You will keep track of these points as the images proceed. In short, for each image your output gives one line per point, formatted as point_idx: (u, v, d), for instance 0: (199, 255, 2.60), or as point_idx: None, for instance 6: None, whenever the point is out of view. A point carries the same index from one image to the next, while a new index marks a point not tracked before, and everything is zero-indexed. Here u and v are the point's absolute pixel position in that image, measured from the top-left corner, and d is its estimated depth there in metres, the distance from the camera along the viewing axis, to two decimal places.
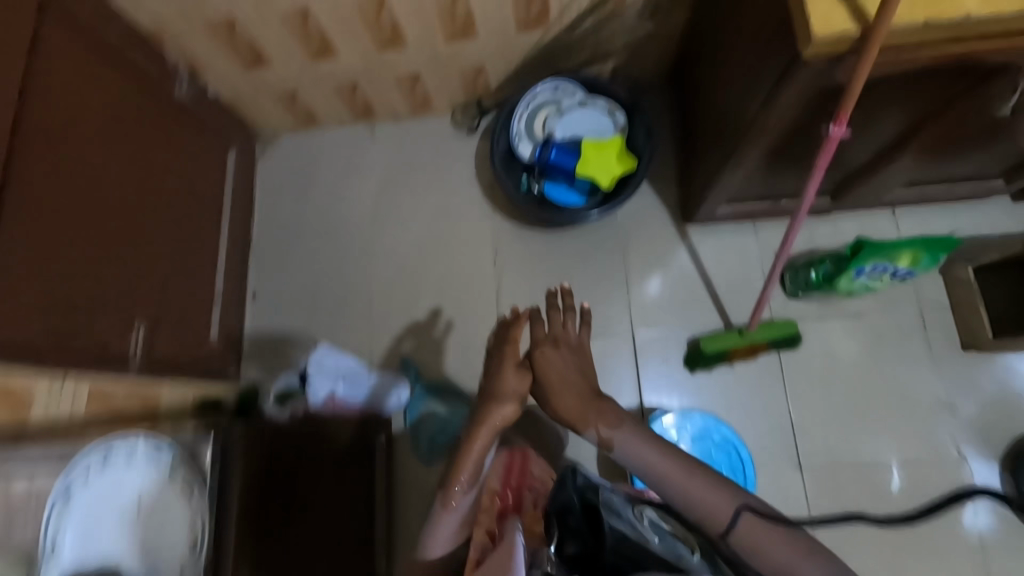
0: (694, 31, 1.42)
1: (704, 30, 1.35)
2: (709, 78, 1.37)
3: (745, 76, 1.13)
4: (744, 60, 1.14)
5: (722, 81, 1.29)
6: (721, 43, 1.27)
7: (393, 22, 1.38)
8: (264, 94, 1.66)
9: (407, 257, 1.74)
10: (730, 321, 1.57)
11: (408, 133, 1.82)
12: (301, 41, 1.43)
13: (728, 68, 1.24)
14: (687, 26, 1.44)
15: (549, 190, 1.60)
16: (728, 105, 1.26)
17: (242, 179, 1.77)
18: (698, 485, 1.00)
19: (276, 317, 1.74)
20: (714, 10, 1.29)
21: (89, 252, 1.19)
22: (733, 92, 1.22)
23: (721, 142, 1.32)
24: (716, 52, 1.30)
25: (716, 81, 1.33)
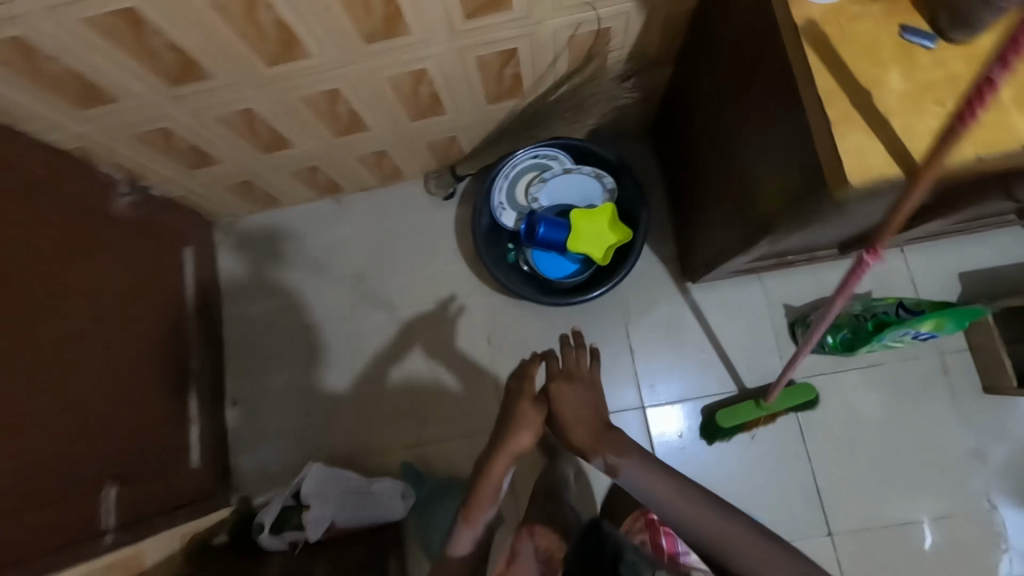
0: (680, 85, 1.28)
1: (690, 89, 1.23)
2: (701, 143, 1.25)
3: (747, 162, 1.01)
4: (743, 143, 1.01)
5: (716, 153, 1.17)
6: (713, 112, 1.14)
7: (351, 111, 1.24)
8: (216, 188, 1.51)
9: (395, 341, 1.63)
10: (744, 384, 1.47)
11: (380, 205, 1.69)
12: (250, 138, 1.28)
13: (722, 144, 1.13)
14: (673, 81, 1.32)
15: (540, 267, 1.49)
16: (727, 181, 1.14)
17: (204, 276, 1.63)
18: (696, 504, 0.95)
19: (260, 421, 1.62)
20: (701, 68, 1.16)
21: (38, 426, 1.06)
22: (733, 171, 1.10)
23: (722, 218, 1.21)
24: (706, 119, 1.18)
25: (708, 149, 1.21)
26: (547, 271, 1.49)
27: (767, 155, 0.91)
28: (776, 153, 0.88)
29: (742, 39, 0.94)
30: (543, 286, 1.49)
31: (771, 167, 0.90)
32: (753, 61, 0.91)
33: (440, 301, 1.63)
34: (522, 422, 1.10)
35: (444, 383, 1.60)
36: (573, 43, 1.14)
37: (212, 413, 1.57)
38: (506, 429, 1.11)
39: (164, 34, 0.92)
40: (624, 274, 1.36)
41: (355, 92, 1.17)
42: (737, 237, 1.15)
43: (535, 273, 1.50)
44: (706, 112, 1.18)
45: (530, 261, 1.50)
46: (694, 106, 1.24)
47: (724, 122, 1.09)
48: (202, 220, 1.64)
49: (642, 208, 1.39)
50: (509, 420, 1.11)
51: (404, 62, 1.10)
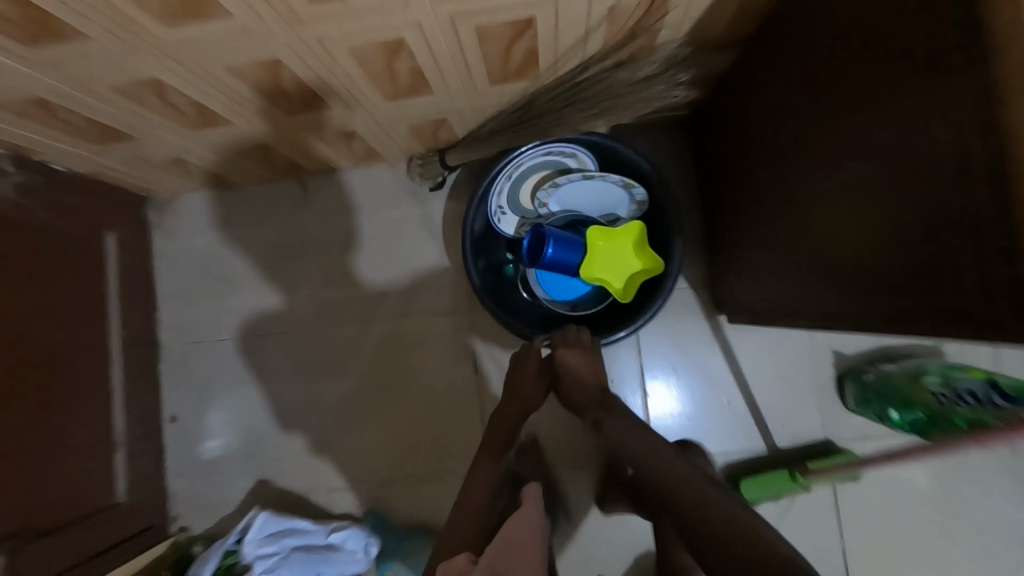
0: (738, 82, 0.96)
1: (753, 92, 0.91)
2: (757, 166, 0.94)
3: (847, 222, 0.71)
4: (837, 195, 0.72)
5: (782, 190, 0.87)
6: (784, 132, 0.83)
7: (300, 84, 0.91)
8: (140, 165, 1.18)
9: (365, 358, 1.37)
10: (775, 443, 1.24)
11: (350, 192, 1.37)
12: (170, 112, 0.96)
13: (796, 179, 0.82)
14: (727, 72, 0.99)
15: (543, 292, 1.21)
16: (792, 229, 0.85)
17: (132, 270, 1.33)
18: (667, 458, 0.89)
19: (200, 442, 1.38)
20: (776, 60, 0.83)
21: None
22: (806, 221, 0.81)
23: (781, 269, 0.92)
24: (773, 138, 0.86)
25: (766, 178, 0.91)
26: (551, 298, 1.21)
27: (894, 230, 0.62)
28: (921, 235, 0.59)
29: (867, 45, 0.62)
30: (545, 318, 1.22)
31: (902, 247, 0.61)
32: (885, 84, 0.61)
33: (420, 316, 1.36)
34: (526, 382, 1.12)
35: (419, 412, 1.35)
36: (615, 14, 0.81)
37: (144, 434, 1.32)
38: (515, 391, 1.14)
39: None
40: (647, 319, 1.09)
41: (304, 63, 0.84)
42: (801, 302, 0.87)
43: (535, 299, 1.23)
44: (773, 128, 0.86)
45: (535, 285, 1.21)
46: (755, 114, 0.91)
47: (802, 153, 0.78)
48: (129, 198, 1.33)
49: (677, 235, 1.09)
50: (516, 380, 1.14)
51: (373, 28, 0.77)
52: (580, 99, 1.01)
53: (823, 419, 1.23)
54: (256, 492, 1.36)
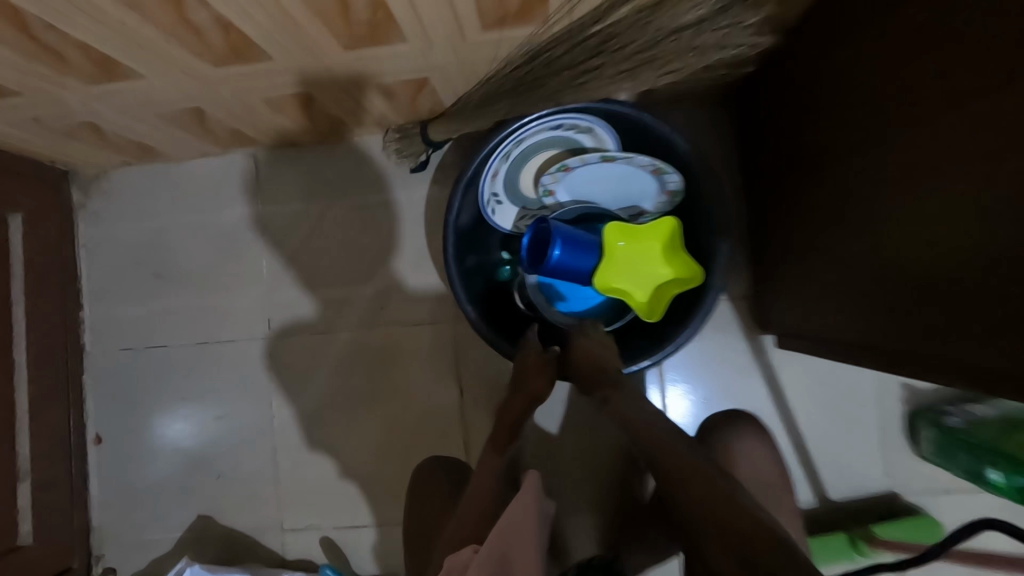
0: (828, 31, 0.69)
1: (858, 41, 0.64)
2: (852, 148, 0.68)
3: None
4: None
5: (902, 184, 0.61)
6: (921, 95, 0.56)
7: (217, 19, 0.67)
8: (43, 132, 0.94)
9: (329, 372, 1.14)
10: (830, 497, 1.00)
11: (315, 171, 1.13)
12: (53, 58, 0.72)
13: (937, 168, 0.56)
14: (808, 18, 0.73)
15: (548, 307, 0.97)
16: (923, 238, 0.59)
17: (48, 262, 1.10)
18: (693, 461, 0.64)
19: (132, 469, 1.16)
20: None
21: None
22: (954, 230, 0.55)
23: (892, 293, 0.66)
24: (895, 107, 0.60)
25: (872, 166, 0.65)
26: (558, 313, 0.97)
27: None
28: None
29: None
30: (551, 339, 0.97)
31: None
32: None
33: (395, 323, 1.13)
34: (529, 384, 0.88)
35: (394, 440, 1.13)
36: None
37: (61, 460, 1.10)
38: (516, 386, 0.87)
39: None
40: (680, 343, 0.86)
41: None
42: (931, 342, 0.62)
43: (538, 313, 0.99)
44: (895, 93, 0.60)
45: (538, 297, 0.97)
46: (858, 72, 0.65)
47: (961, 127, 0.52)
48: (43, 174, 1.09)
49: (723, 237, 0.86)
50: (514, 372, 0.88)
51: None
52: (604, 51, 0.73)
53: (887, 467, 1.00)
54: (197, 529, 1.14)
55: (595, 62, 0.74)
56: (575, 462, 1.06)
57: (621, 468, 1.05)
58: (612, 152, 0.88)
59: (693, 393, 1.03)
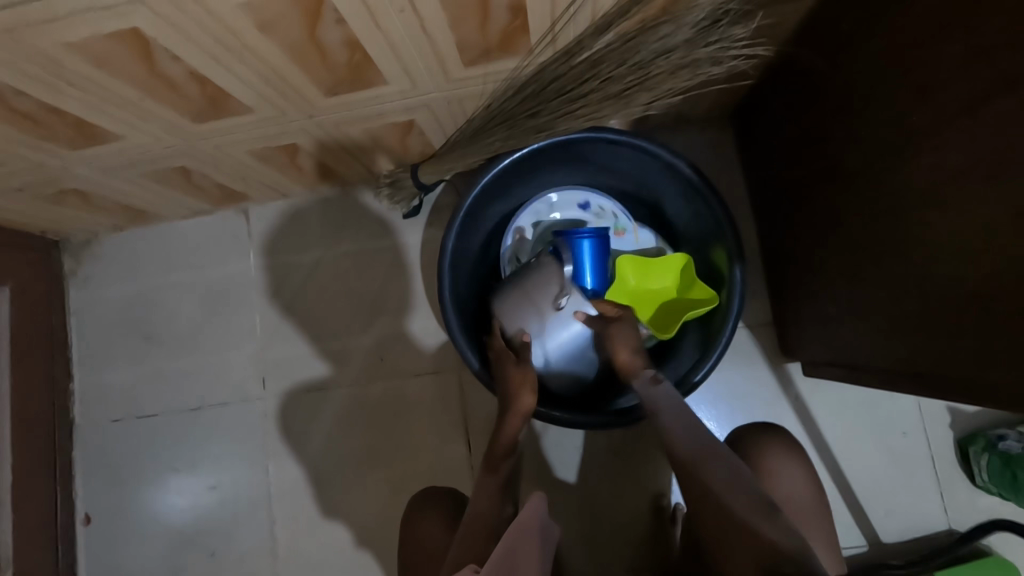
0: (844, 36, 0.65)
1: (883, 41, 0.60)
2: (887, 154, 0.62)
3: None
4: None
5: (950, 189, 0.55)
6: (968, 92, 0.51)
7: (191, 72, 0.65)
8: (26, 200, 0.92)
9: (328, 430, 1.07)
10: (883, 538, 0.90)
11: (306, 223, 1.11)
12: (28, 123, 0.70)
13: (999, 173, 0.50)
14: (822, 24, 0.69)
15: (581, 302, 0.82)
16: (975, 245, 0.54)
17: (36, 333, 1.06)
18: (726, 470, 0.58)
19: (121, 551, 1.08)
20: None
21: None
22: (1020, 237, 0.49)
23: (941, 308, 0.60)
24: (935, 107, 0.55)
25: (912, 171, 0.59)
26: (593, 311, 0.81)
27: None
28: None
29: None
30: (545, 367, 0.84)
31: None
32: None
33: (394, 374, 1.07)
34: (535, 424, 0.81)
35: (400, 503, 1.05)
36: None
37: (45, 544, 1.03)
38: (503, 408, 0.78)
39: None
40: (699, 379, 0.79)
41: (182, 34, 0.58)
42: (999, 364, 0.55)
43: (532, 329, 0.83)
44: (931, 91, 0.55)
45: (576, 297, 0.82)
46: (889, 76, 0.60)
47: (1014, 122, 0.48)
48: (31, 243, 1.06)
49: (736, 261, 0.81)
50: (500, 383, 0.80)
51: None
52: (594, 76, 0.70)
53: (944, 501, 0.90)
54: None
55: (586, 88, 0.72)
56: (594, 509, 0.97)
57: (646, 516, 0.96)
58: (624, 222, 0.94)
59: (722, 428, 0.95)
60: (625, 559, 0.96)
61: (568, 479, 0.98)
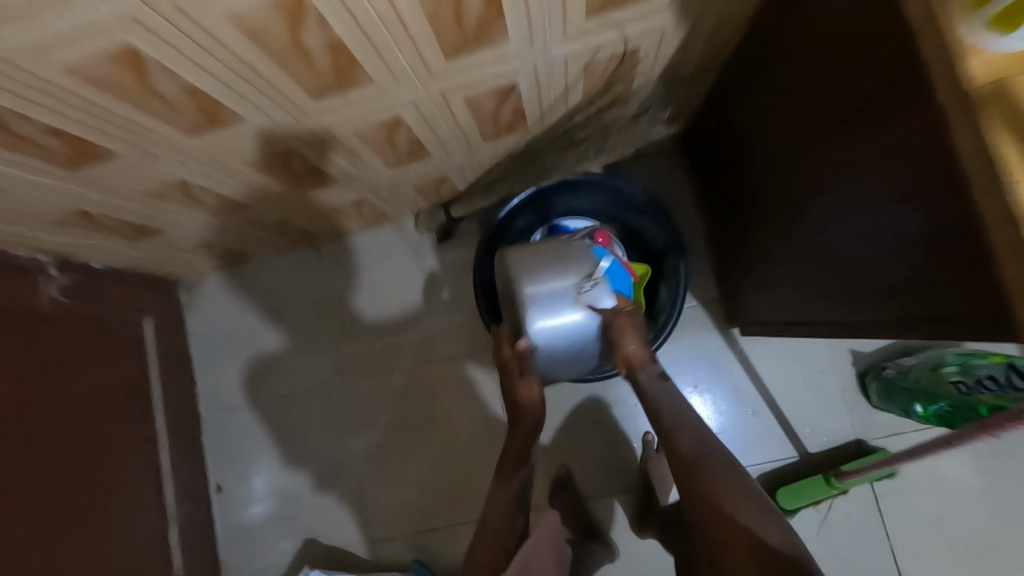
0: (725, 107, 1.01)
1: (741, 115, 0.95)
2: (755, 186, 0.97)
3: None
4: None
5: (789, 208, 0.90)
6: None
7: (310, 167, 0.99)
8: (168, 252, 1.27)
9: (393, 407, 1.42)
10: (807, 449, 1.24)
11: (363, 251, 1.45)
12: (195, 206, 1.04)
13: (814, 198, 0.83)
14: (715, 96, 1.04)
15: (601, 292, 0.91)
16: None
17: (168, 351, 1.40)
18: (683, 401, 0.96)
19: (246, 511, 1.43)
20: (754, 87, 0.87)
21: None
22: None
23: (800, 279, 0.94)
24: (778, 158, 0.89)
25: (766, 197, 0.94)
26: (606, 302, 0.91)
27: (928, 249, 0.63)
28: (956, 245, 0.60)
29: (828, 101, 0.66)
30: (548, 339, 0.90)
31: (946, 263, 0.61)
32: None
33: (440, 361, 1.41)
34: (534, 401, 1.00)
35: (454, 456, 1.39)
36: (591, 69, 0.88)
37: (194, 506, 1.38)
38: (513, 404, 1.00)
39: (61, 123, 0.69)
40: (657, 347, 1.17)
41: (310, 147, 0.91)
42: None
43: (540, 304, 0.90)
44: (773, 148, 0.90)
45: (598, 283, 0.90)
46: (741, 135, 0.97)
47: None
48: (159, 285, 1.41)
49: (681, 260, 1.18)
50: (511, 408, 1.00)
51: (373, 111, 0.84)
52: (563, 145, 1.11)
53: (852, 420, 1.23)
54: (305, 552, 1.39)
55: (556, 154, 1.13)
56: (599, 449, 1.32)
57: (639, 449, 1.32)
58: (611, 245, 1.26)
59: (684, 382, 1.28)
60: (625, 483, 1.31)
61: (542, 445, 1.35)
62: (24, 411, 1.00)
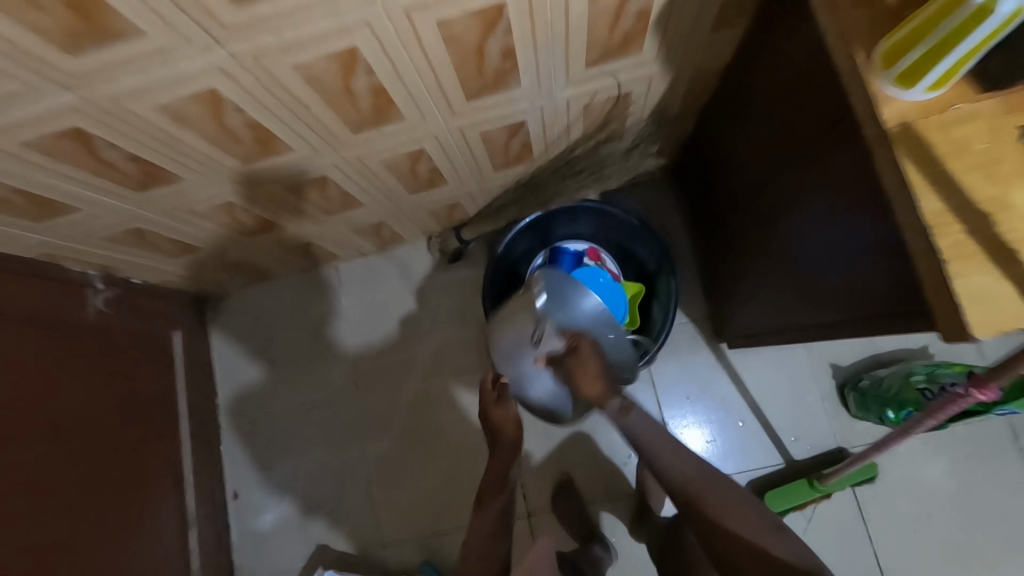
0: (707, 141, 1.14)
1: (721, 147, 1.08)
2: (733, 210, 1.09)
3: None
4: None
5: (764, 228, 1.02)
6: None
7: (340, 191, 1.11)
8: (200, 270, 1.37)
9: (404, 417, 1.50)
10: (792, 456, 1.32)
11: (379, 271, 1.56)
12: (234, 226, 1.16)
13: None
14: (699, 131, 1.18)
15: (550, 337, 0.98)
16: None
17: (194, 363, 1.49)
18: None
19: (261, 518, 1.49)
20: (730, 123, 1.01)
21: None
22: None
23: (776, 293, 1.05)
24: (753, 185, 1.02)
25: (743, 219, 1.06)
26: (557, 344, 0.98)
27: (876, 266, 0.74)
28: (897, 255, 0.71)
29: (786, 137, 0.79)
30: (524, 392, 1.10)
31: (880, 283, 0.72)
32: None
33: (449, 374, 1.51)
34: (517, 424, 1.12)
35: (461, 464, 1.47)
36: (589, 109, 1.01)
37: (213, 511, 1.44)
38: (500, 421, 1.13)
39: (139, 151, 0.81)
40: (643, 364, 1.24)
41: (342, 173, 1.03)
42: None
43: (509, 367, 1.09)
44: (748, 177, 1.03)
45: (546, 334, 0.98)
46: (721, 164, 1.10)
47: None
48: (188, 301, 1.51)
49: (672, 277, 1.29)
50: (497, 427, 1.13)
51: (401, 143, 0.96)
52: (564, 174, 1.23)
53: (834, 428, 1.33)
54: (318, 556, 1.45)
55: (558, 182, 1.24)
56: (597, 457, 1.41)
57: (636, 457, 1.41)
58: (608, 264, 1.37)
59: (676, 393, 1.37)
60: (622, 489, 1.39)
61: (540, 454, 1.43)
62: (70, 412, 1.09)
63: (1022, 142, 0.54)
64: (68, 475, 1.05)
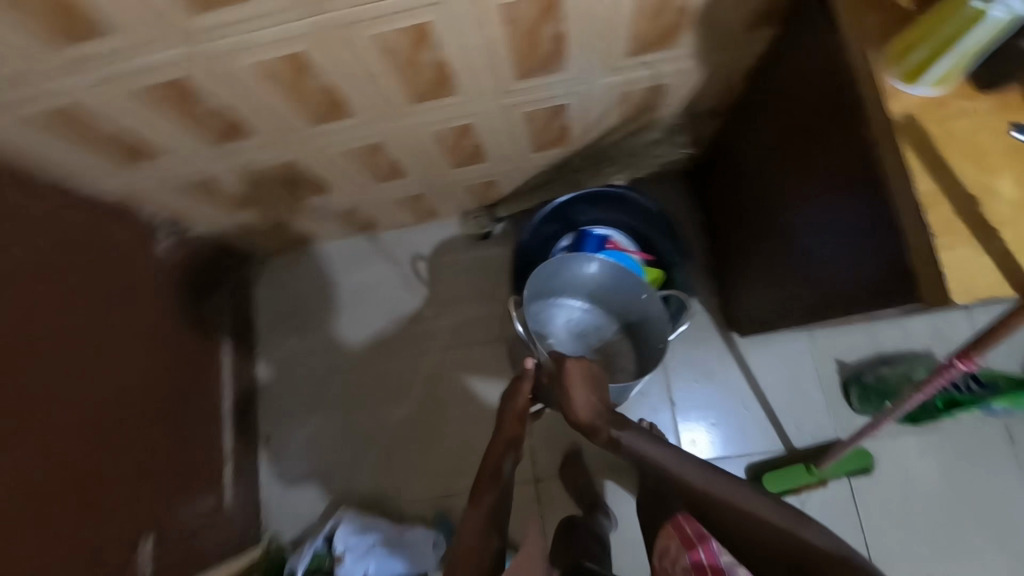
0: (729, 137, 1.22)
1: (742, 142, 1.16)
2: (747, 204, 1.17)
3: None
4: None
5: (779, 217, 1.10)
6: None
7: (392, 158, 1.20)
8: (255, 227, 1.48)
9: (428, 381, 1.60)
10: (793, 444, 1.39)
11: (412, 243, 1.66)
12: (291, 185, 1.27)
13: None
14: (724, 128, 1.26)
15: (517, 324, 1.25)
16: None
17: (239, 314, 1.61)
18: None
19: (287, 463, 1.59)
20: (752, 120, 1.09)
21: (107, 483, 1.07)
22: None
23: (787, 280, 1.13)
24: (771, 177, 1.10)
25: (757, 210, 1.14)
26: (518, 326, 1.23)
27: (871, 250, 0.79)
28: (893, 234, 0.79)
29: (799, 132, 0.88)
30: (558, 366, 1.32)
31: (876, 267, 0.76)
32: None
33: (472, 343, 1.61)
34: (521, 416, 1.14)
35: (478, 427, 1.56)
36: (631, 98, 1.10)
37: (247, 451, 1.56)
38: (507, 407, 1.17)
39: (233, 101, 0.91)
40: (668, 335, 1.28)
41: (399, 141, 1.13)
42: None
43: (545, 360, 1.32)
44: None
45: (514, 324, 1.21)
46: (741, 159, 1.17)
47: None
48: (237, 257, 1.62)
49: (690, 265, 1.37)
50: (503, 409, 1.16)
51: (458, 115, 1.06)
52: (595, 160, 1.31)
53: (834, 420, 1.39)
54: (338, 500, 1.55)
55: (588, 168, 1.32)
56: None
57: None
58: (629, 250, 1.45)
59: (686, 376, 1.45)
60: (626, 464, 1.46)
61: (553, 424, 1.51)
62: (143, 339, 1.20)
63: (1001, 142, 0.65)
64: (139, 393, 1.17)
